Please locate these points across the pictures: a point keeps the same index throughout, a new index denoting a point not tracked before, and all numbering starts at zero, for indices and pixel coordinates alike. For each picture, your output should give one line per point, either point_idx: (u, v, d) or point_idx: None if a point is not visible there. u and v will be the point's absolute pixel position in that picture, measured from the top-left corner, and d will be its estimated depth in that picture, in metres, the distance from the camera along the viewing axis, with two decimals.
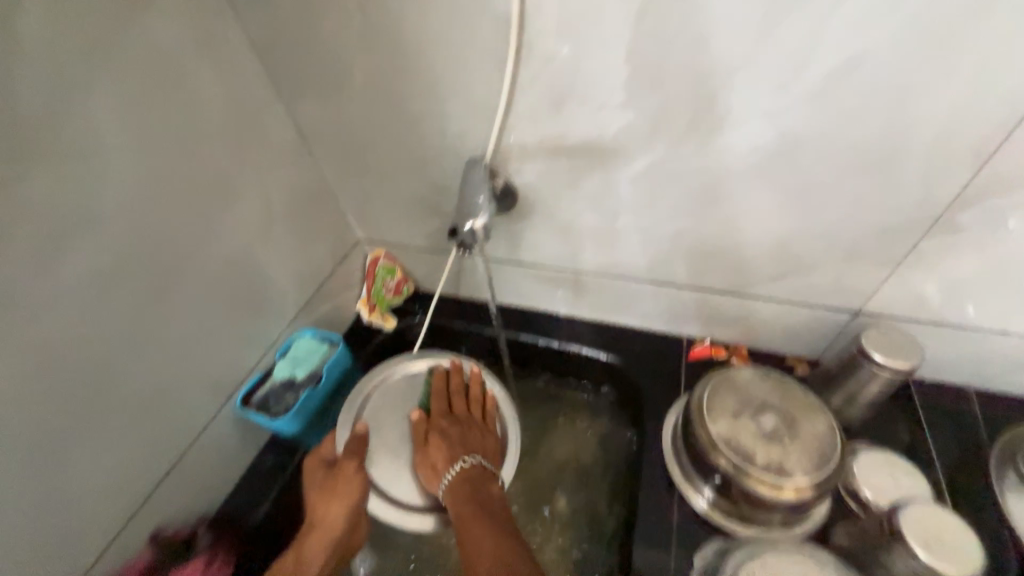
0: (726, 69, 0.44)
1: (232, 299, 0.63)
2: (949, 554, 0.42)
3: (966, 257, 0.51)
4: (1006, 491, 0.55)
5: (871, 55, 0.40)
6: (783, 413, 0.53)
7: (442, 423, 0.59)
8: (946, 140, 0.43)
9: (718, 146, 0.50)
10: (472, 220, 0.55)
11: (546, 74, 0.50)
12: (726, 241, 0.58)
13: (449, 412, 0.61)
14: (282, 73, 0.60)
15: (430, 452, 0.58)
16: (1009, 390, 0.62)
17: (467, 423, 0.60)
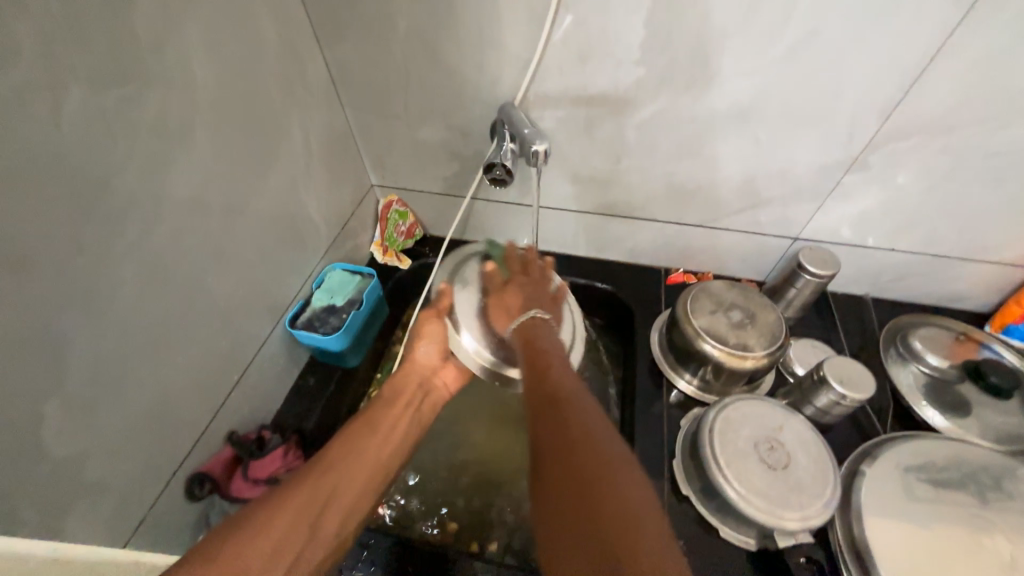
0: (720, 35, 0.57)
1: (279, 230, 0.69)
2: (856, 384, 0.61)
3: (872, 194, 0.70)
4: (890, 363, 0.76)
5: (825, 31, 0.54)
6: (746, 310, 0.71)
7: (520, 278, 0.63)
8: (867, 102, 0.59)
9: (708, 99, 0.63)
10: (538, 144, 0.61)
11: (575, 32, 0.60)
12: (704, 180, 0.73)
13: (523, 271, 0.64)
14: (324, 17, 0.66)
15: (507, 296, 0.62)
16: (891, 296, 0.84)
17: (535, 278, 0.64)
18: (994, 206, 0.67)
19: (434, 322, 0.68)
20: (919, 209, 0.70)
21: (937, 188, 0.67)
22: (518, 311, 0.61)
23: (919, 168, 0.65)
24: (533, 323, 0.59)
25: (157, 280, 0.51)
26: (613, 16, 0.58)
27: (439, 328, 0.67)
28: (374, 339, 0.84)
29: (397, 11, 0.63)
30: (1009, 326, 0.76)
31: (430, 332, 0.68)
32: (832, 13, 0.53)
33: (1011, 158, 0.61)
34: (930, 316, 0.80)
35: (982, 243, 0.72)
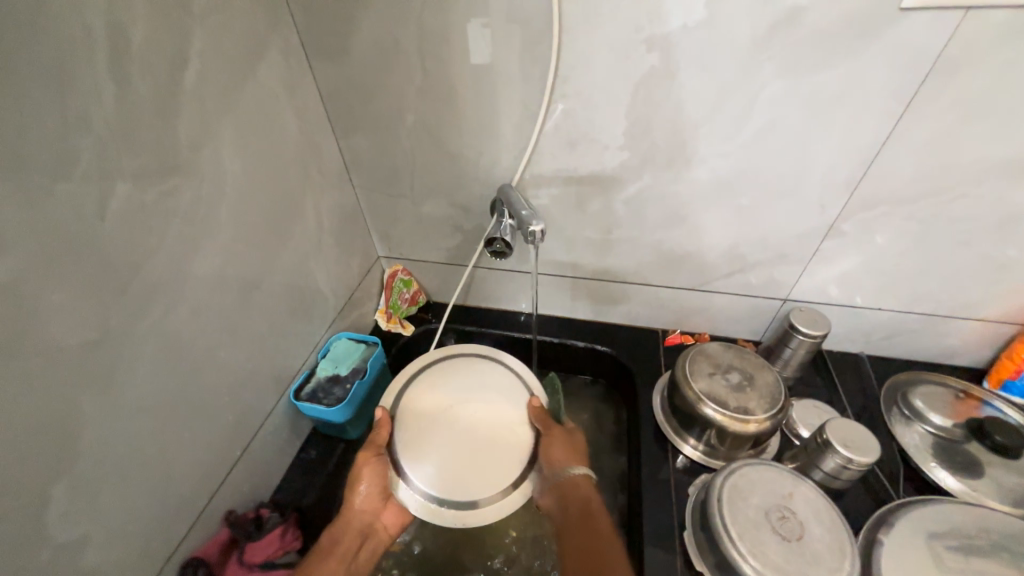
0: (694, 124, 0.64)
1: (290, 303, 0.72)
2: (861, 447, 0.61)
3: (851, 257, 0.74)
4: (895, 422, 0.76)
5: (785, 120, 0.61)
6: (744, 372, 0.72)
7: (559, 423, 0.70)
8: (832, 177, 0.65)
9: (688, 177, 0.69)
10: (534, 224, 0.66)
11: (564, 124, 0.68)
12: (692, 247, 0.78)
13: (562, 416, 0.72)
14: (341, 114, 0.74)
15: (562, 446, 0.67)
16: (886, 353, 0.86)
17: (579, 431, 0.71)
18: (969, 266, 0.71)
19: (372, 463, 0.66)
20: (897, 270, 0.74)
21: (911, 250, 0.71)
22: (575, 463, 0.66)
23: (890, 233, 0.70)
24: (585, 479, 0.65)
25: (173, 357, 0.53)
26: (596, 110, 0.65)
27: (377, 468, 0.65)
28: (376, 408, 0.84)
29: (406, 107, 0.71)
30: (1005, 381, 0.77)
31: (368, 474, 0.65)
32: (790, 106, 0.60)
33: (973, 223, 0.66)
34: (927, 373, 0.82)
35: (963, 301, 0.75)
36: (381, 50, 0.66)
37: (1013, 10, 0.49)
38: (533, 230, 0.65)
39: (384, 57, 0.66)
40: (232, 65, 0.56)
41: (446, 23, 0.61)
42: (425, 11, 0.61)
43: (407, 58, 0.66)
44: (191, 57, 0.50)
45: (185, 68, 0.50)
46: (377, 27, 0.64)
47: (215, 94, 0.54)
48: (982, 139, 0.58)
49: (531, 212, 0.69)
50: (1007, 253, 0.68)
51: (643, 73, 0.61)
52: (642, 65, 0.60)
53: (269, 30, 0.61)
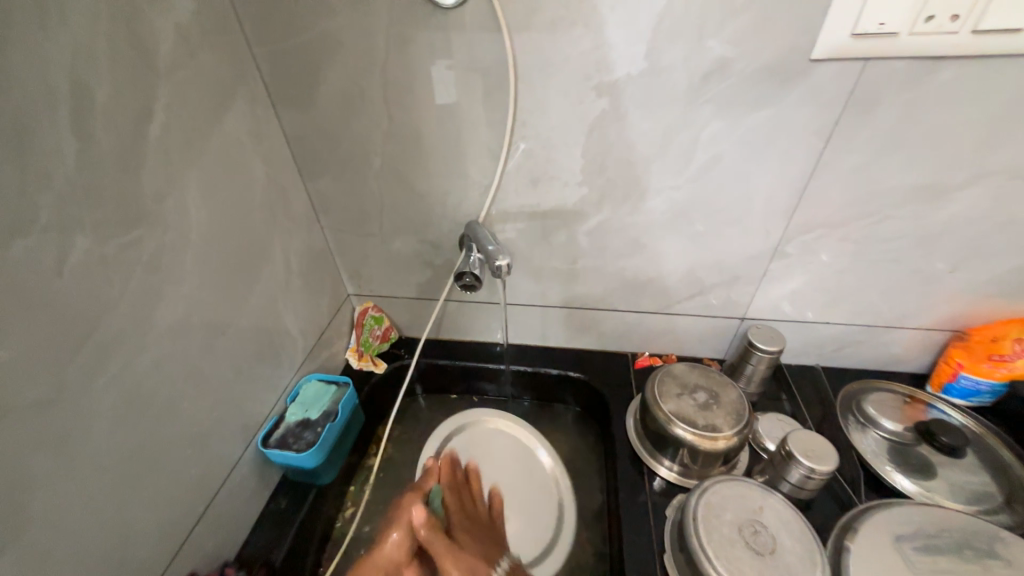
0: (645, 160, 0.69)
1: (257, 347, 0.71)
2: (821, 456, 0.64)
3: (797, 276, 0.79)
4: (852, 430, 0.80)
5: (725, 155, 0.67)
6: (709, 390, 0.75)
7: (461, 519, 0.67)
8: (772, 205, 0.71)
9: (644, 208, 0.74)
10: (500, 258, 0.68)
11: (526, 163, 0.72)
12: (652, 273, 0.82)
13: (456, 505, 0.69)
14: (308, 158, 0.76)
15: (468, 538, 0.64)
16: (839, 364, 0.91)
17: (482, 524, 0.68)
18: (901, 280, 0.77)
19: (416, 505, 0.67)
20: (839, 286, 0.80)
21: (848, 268, 0.77)
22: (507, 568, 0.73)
23: (828, 254, 0.76)
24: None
25: (134, 411, 0.51)
26: (555, 150, 0.70)
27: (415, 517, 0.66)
28: (349, 449, 0.82)
29: (373, 151, 0.73)
30: (946, 385, 0.83)
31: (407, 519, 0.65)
32: (728, 143, 0.66)
33: (897, 241, 0.73)
34: (876, 381, 0.87)
35: (899, 312, 0.82)
36: (348, 99, 0.69)
37: (904, 61, 0.57)
38: (500, 265, 0.67)
39: (350, 104, 0.69)
40: (198, 116, 0.57)
41: (409, 73, 0.65)
42: (389, 63, 0.65)
43: (373, 106, 0.69)
44: (156, 110, 0.51)
45: (150, 121, 0.51)
46: (343, 78, 0.67)
47: (180, 145, 0.55)
48: (895, 168, 0.66)
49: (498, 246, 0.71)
50: (930, 266, 0.75)
51: (595, 116, 0.66)
52: (594, 109, 0.65)
53: (235, 82, 0.63)
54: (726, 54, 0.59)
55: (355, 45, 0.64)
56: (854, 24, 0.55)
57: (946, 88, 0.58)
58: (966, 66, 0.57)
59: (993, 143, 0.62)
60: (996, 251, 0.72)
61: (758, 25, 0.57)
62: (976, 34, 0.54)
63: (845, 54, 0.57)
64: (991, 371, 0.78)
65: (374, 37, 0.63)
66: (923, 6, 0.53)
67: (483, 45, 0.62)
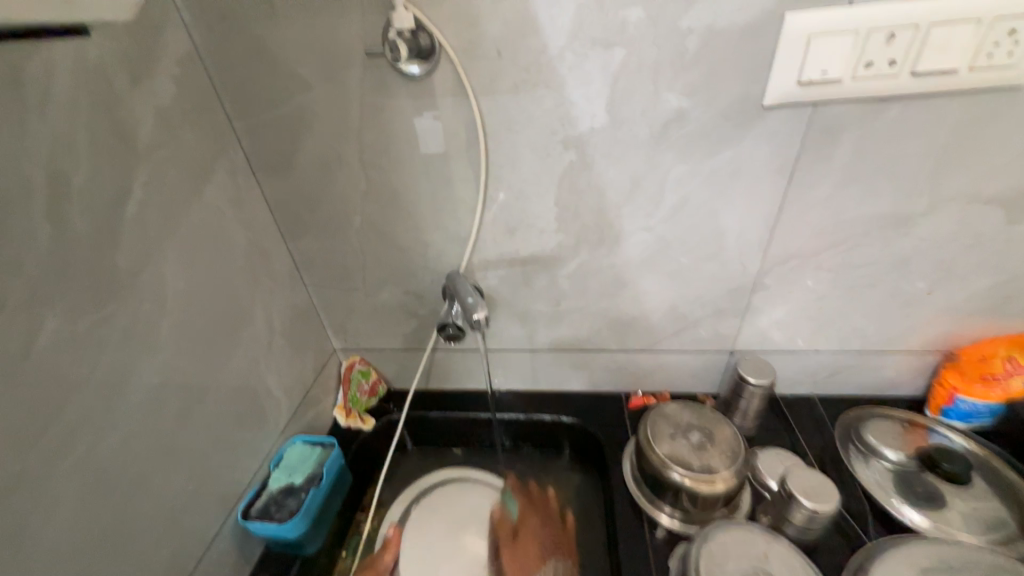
0: (616, 205, 0.71)
1: (237, 412, 0.70)
2: (822, 495, 0.62)
3: (779, 306, 0.80)
4: (854, 461, 0.78)
5: (693, 196, 0.69)
6: (703, 430, 0.73)
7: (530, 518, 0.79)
8: (744, 239, 0.72)
9: (621, 249, 0.75)
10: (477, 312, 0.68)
11: (500, 212, 0.73)
12: (636, 311, 0.82)
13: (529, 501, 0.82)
14: (288, 222, 0.78)
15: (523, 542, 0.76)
16: (834, 392, 0.90)
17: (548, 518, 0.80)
18: (882, 304, 0.78)
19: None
20: (822, 314, 0.80)
21: (829, 295, 0.78)
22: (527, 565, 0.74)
23: (807, 283, 0.76)
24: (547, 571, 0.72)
25: (102, 493, 0.50)
26: (529, 200, 0.71)
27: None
28: (336, 515, 0.78)
29: (352, 210, 0.75)
30: (944, 408, 0.81)
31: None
32: (693, 184, 0.68)
33: (872, 268, 0.74)
34: (873, 408, 0.86)
35: (886, 336, 0.81)
36: (325, 163, 0.71)
37: (851, 102, 0.60)
38: (478, 319, 0.67)
39: (329, 168, 0.71)
40: (178, 191, 0.59)
41: (383, 136, 0.68)
42: (363, 129, 0.67)
43: (350, 168, 0.71)
44: (134, 189, 0.53)
45: (127, 200, 0.52)
46: (321, 145, 0.69)
47: (158, 221, 0.56)
48: (860, 199, 0.67)
49: (478, 297, 0.71)
50: (911, 291, 0.76)
51: (564, 166, 0.68)
52: (563, 160, 0.67)
53: (216, 155, 0.65)
54: (682, 105, 0.62)
55: (331, 114, 0.67)
56: (800, 73, 0.58)
57: (895, 124, 0.61)
58: (910, 103, 0.60)
59: (947, 173, 0.64)
60: (970, 273, 0.73)
61: (709, 77, 0.60)
62: (913, 74, 0.57)
63: (794, 99, 0.60)
64: (985, 393, 0.77)
65: (349, 106, 0.66)
66: (860, 54, 0.56)
67: (452, 110, 0.65)
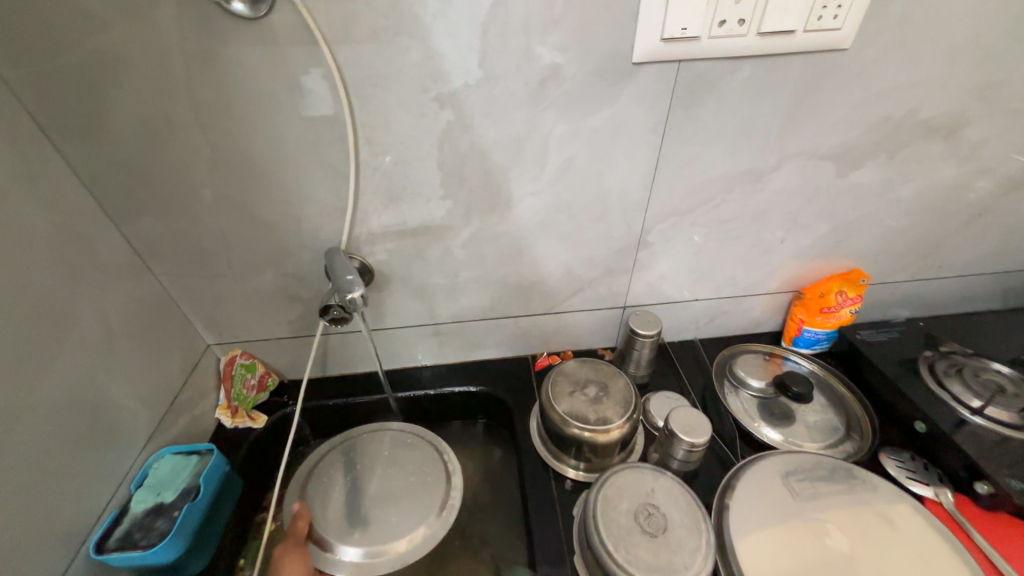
0: (502, 169, 0.68)
1: (72, 434, 0.58)
2: (699, 431, 0.69)
3: (662, 262, 0.85)
4: (727, 394, 0.88)
5: (577, 157, 0.69)
6: (599, 383, 0.77)
7: None
8: (626, 199, 0.75)
9: (512, 216, 0.74)
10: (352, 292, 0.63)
11: (380, 180, 0.67)
12: (534, 276, 0.82)
13: None
14: (115, 201, 0.64)
15: None
16: (712, 334, 1.00)
17: None
18: (746, 253, 0.86)
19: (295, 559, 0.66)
20: (699, 266, 0.87)
21: (703, 248, 0.84)
22: None
23: (684, 238, 0.82)
24: None
25: None
26: (409, 166, 0.66)
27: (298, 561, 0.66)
28: (225, 526, 0.71)
29: (199, 184, 0.64)
30: (794, 338, 0.95)
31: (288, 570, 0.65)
32: (576, 145, 0.68)
33: (737, 221, 0.81)
34: (742, 345, 0.97)
35: (750, 281, 0.91)
36: (150, 126, 0.58)
37: (710, 62, 0.63)
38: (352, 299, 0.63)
39: (156, 132, 0.59)
40: None
41: (221, 92, 0.57)
42: (194, 84, 0.56)
43: (185, 132, 0.59)
44: None
45: None
46: (139, 103, 0.57)
47: None
48: (725, 157, 0.72)
49: (358, 277, 0.66)
50: (768, 239, 0.85)
51: (442, 127, 0.63)
52: (440, 121, 0.63)
53: None
54: (556, 60, 0.60)
55: (145, 64, 0.54)
56: (662, 30, 0.59)
57: (748, 84, 0.65)
58: (761, 63, 0.64)
59: (791, 130, 0.71)
60: (812, 221, 0.83)
61: (579, 31, 0.58)
62: (761, 35, 0.61)
63: (660, 57, 0.61)
64: (824, 322, 0.91)
65: (167, 54, 0.54)
66: (714, 12, 0.58)
67: (304, 62, 0.56)
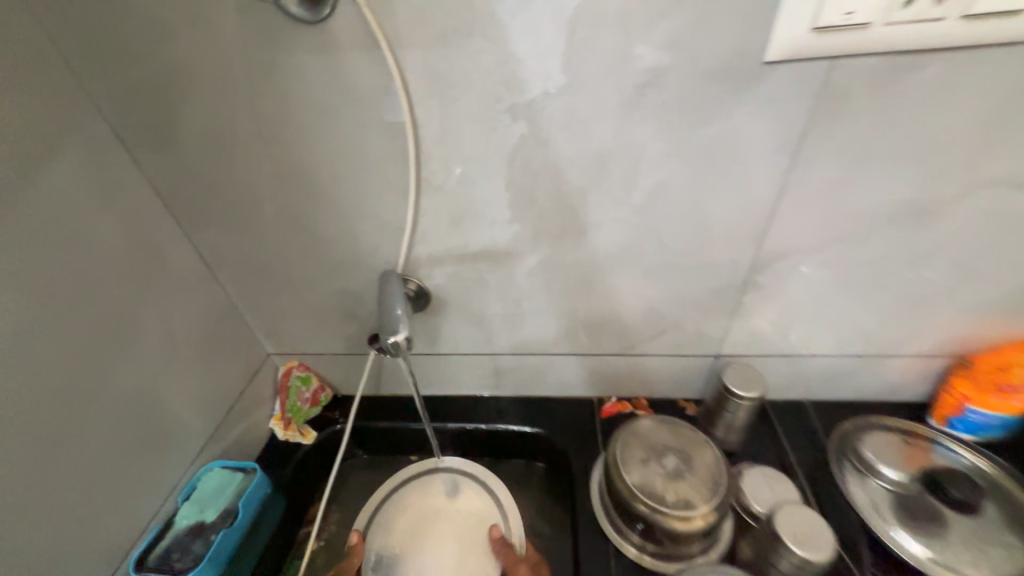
0: (581, 191, 0.58)
1: (126, 444, 0.58)
2: (816, 544, 0.52)
3: (772, 307, 0.68)
4: (848, 480, 0.69)
5: (675, 178, 0.56)
6: (681, 453, 0.63)
7: None
8: (733, 231, 0.60)
9: (589, 245, 0.63)
10: (393, 335, 0.56)
11: (442, 198, 0.60)
12: (609, 312, 0.70)
13: None
14: (186, 211, 0.64)
15: None
16: (830, 397, 0.80)
17: None
18: (891, 305, 0.67)
19: None
20: (821, 315, 0.69)
21: (830, 295, 0.67)
22: None
23: (806, 281, 0.65)
24: None
25: None
26: (474, 184, 0.58)
27: None
28: (262, 549, 0.69)
29: (261, 196, 0.61)
30: (950, 418, 0.73)
31: None
32: (676, 164, 0.55)
33: (883, 264, 0.63)
34: (871, 416, 0.77)
35: (893, 338, 0.71)
36: (217, 137, 0.57)
37: (878, 58, 0.47)
38: (395, 343, 0.56)
39: (222, 143, 0.57)
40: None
41: (284, 102, 0.53)
42: (257, 94, 0.53)
43: (249, 144, 0.57)
44: None
45: None
46: (207, 114, 0.55)
47: None
48: (877, 184, 0.55)
49: (407, 312, 0.59)
50: (927, 289, 0.65)
51: (515, 141, 0.54)
52: (513, 134, 0.54)
53: (61, 126, 0.51)
54: (660, 61, 0.48)
55: (212, 73, 0.52)
56: (816, 17, 0.45)
57: (926, 89, 0.48)
58: (955, 59, 0.47)
59: (984, 151, 0.52)
60: (995, 270, 0.62)
61: (694, 24, 0.46)
62: (967, 19, 0.44)
63: (805, 54, 0.47)
64: (1002, 404, 0.68)
65: (233, 63, 0.51)
66: None
67: (367, 69, 0.51)
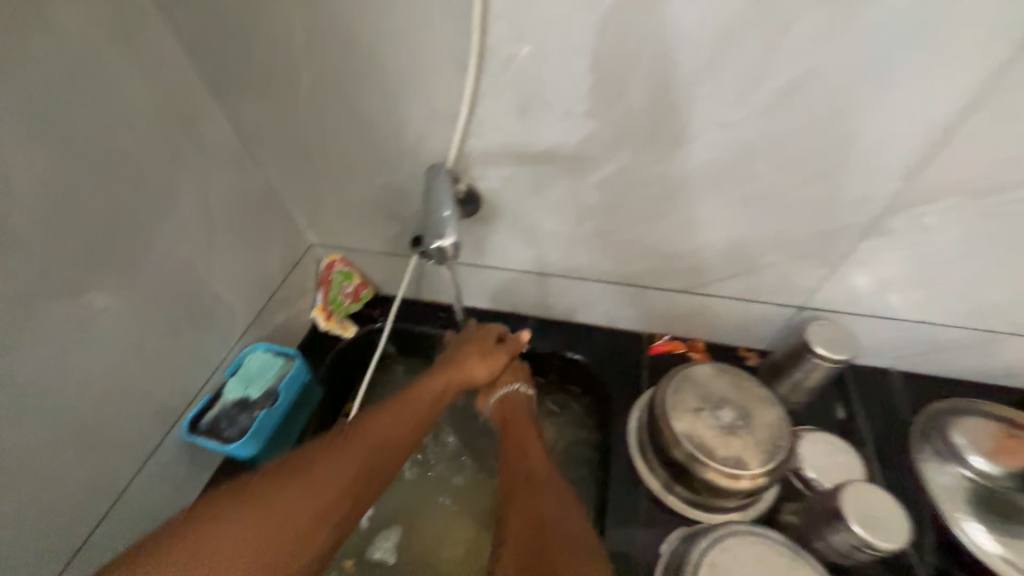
0: (686, 82, 0.45)
1: (171, 317, 0.58)
2: (883, 530, 0.47)
3: (893, 260, 0.55)
4: (924, 462, 0.62)
5: (822, 71, 0.42)
6: (739, 407, 0.57)
7: None
8: (877, 154, 0.46)
9: (679, 156, 0.51)
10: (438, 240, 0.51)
11: (506, 79, 0.48)
12: (684, 242, 0.60)
13: None
14: (218, 72, 0.56)
15: None
16: (925, 370, 0.69)
17: None
18: None
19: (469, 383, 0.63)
20: (955, 277, 0.55)
21: (980, 253, 0.52)
22: None
23: (954, 231, 0.51)
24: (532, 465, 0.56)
25: None
26: (548, 61, 0.46)
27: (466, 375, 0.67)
28: (303, 429, 0.72)
29: (297, 61, 0.52)
30: None
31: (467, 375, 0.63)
32: (829, 49, 0.40)
33: None
34: (973, 400, 0.66)
35: None
36: None
37: None
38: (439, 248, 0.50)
39: None
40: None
41: None
42: None
43: None
44: None
45: None
46: None
47: None
48: None
49: (455, 215, 0.52)
50: None
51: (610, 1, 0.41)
52: None
53: None
54: None
55: None
56: None
57: None
58: None
59: None
60: None
61: None
62: None
63: None
64: None
65: None
66: None
67: None
